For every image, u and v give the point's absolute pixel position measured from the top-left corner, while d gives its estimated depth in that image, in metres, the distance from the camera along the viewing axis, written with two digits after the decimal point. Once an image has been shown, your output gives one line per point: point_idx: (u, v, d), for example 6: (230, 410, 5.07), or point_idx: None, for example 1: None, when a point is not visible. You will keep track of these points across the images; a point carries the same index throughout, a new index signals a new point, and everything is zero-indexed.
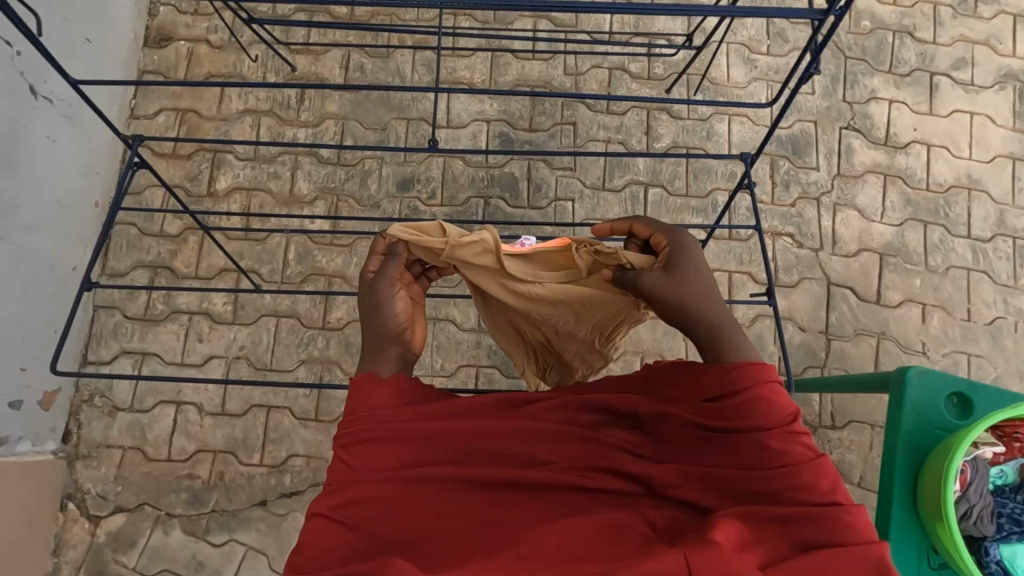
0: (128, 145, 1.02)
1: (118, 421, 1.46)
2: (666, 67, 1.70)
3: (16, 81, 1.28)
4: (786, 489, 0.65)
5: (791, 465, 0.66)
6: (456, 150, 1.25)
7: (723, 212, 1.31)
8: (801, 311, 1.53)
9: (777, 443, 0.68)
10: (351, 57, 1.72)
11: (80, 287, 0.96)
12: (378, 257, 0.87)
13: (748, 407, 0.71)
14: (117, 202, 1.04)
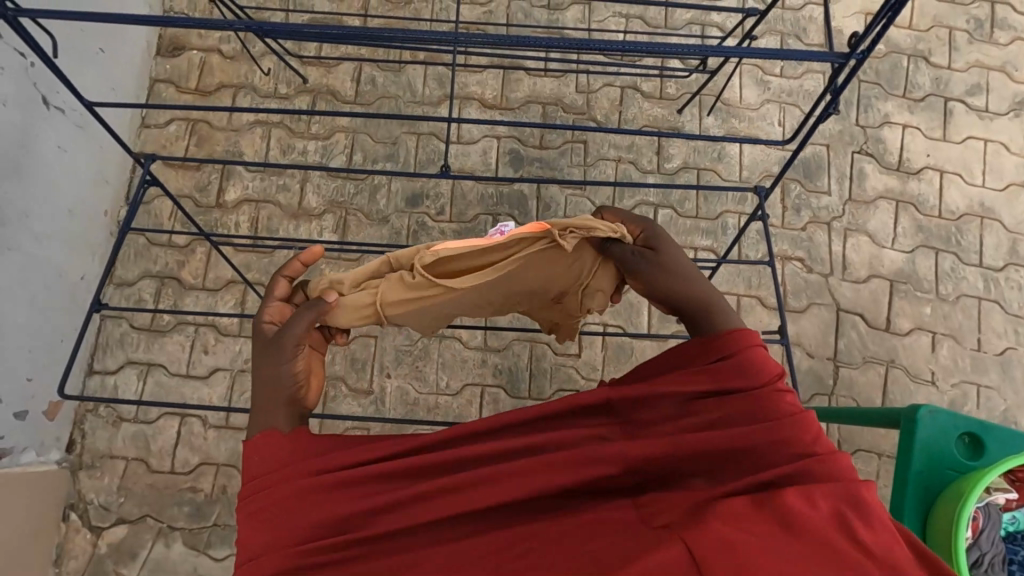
0: (140, 164, 1.02)
1: (123, 431, 1.46)
2: (679, 87, 1.70)
3: (29, 92, 1.29)
4: (769, 442, 0.71)
5: (771, 421, 0.72)
6: (470, 174, 1.25)
7: (734, 240, 1.30)
8: (809, 337, 1.52)
9: (754, 403, 0.73)
10: (362, 70, 1.72)
11: (90, 306, 0.96)
12: (275, 304, 0.87)
13: (724, 373, 0.76)
14: (129, 221, 1.04)
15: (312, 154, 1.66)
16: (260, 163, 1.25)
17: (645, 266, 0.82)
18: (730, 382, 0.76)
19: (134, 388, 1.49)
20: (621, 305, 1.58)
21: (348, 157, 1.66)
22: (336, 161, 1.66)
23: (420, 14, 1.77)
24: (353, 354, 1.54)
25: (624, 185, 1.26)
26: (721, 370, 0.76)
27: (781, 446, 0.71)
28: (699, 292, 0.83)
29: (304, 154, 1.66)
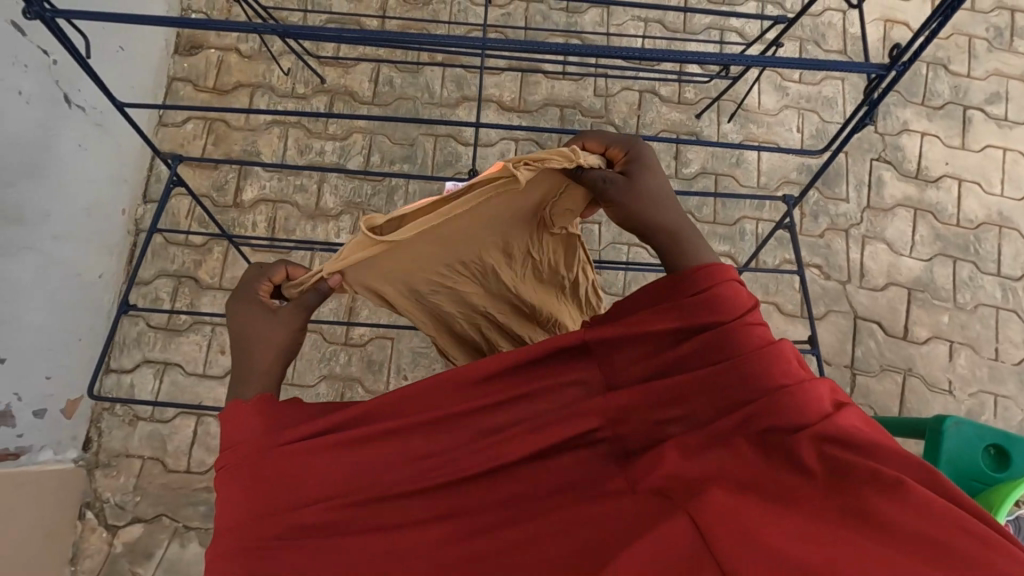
0: (168, 165, 1.02)
1: (139, 431, 1.46)
2: (697, 92, 1.69)
3: (50, 90, 1.29)
4: (754, 378, 0.67)
5: (750, 354, 0.68)
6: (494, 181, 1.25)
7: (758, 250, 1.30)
8: (827, 344, 1.52)
9: (733, 336, 0.70)
10: (380, 70, 1.71)
11: (120, 309, 0.96)
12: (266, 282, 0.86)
13: (700, 306, 0.72)
14: (154, 223, 1.04)
15: (329, 154, 1.66)
16: (283, 166, 1.25)
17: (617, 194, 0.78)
18: (710, 316, 0.71)
19: (150, 387, 1.49)
20: None
21: (366, 159, 1.66)
22: (354, 162, 1.66)
23: (439, 16, 1.77)
24: (369, 355, 1.54)
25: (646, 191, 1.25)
26: (694, 306, 0.72)
27: (771, 377, 0.67)
28: (666, 219, 0.80)
29: (321, 154, 1.66)
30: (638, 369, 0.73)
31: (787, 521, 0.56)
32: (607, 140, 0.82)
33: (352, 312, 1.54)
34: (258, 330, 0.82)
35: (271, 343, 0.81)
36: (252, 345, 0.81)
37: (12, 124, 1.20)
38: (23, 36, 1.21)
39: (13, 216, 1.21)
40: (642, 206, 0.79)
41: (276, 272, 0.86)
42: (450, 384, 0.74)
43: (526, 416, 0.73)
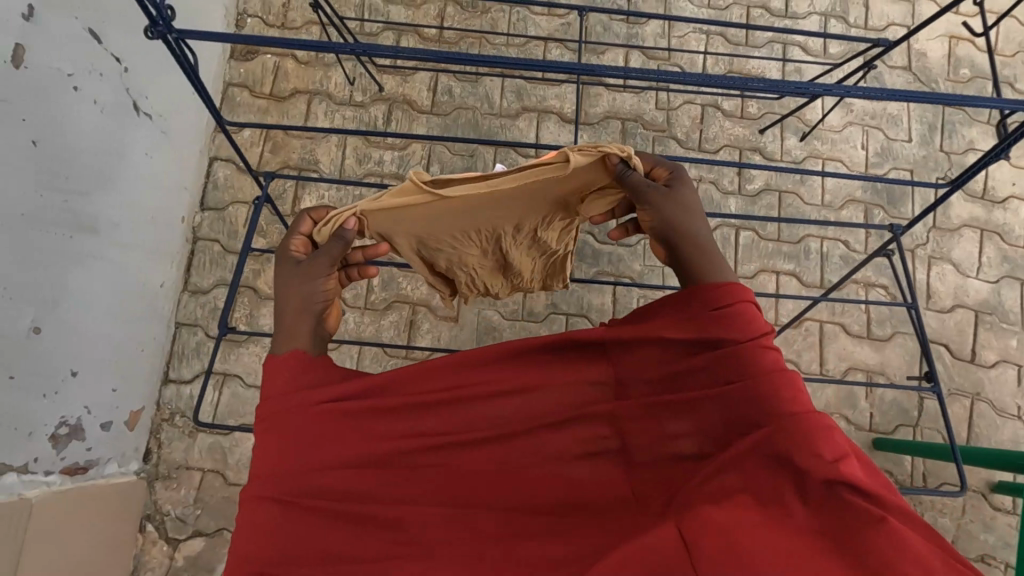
0: (260, 183, 1.00)
1: (199, 442, 1.45)
2: (760, 107, 1.67)
3: (121, 98, 1.27)
4: (766, 398, 0.70)
5: (766, 375, 0.71)
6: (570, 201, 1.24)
7: (843, 278, 1.27)
8: (893, 367, 1.51)
9: (749, 354, 0.73)
10: (439, 79, 1.69)
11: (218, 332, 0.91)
12: (300, 238, 0.89)
13: (725, 318, 0.75)
14: (246, 242, 1.02)
15: (388, 164, 1.64)
16: (361, 185, 1.24)
17: (653, 196, 0.81)
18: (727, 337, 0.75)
19: (209, 399, 1.47)
20: None
21: (425, 169, 1.64)
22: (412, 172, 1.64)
23: (498, 25, 1.74)
24: None
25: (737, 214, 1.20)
26: (711, 319, 0.76)
27: (786, 398, 0.70)
28: (700, 234, 0.83)
29: (380, 164, 1.64)
30: (644, 378, 0.82)
31: (770, 535, 0.62)
32: (654, 159, 0.86)
33: (413, 326, 1.52)
34: (287, 287, 0.87)
35: (296, 303, 0.86)
36: (285, 307, 0.86)
37: (89, 133, 1.18)
38: (99, 44, 1.19)
39: (86, 227, 1.19)
40: (676, 215, 0.83)
41: (303, 225, 0.89)
42: (482, 372, 0.84)
43: (539, 412, 0.84)
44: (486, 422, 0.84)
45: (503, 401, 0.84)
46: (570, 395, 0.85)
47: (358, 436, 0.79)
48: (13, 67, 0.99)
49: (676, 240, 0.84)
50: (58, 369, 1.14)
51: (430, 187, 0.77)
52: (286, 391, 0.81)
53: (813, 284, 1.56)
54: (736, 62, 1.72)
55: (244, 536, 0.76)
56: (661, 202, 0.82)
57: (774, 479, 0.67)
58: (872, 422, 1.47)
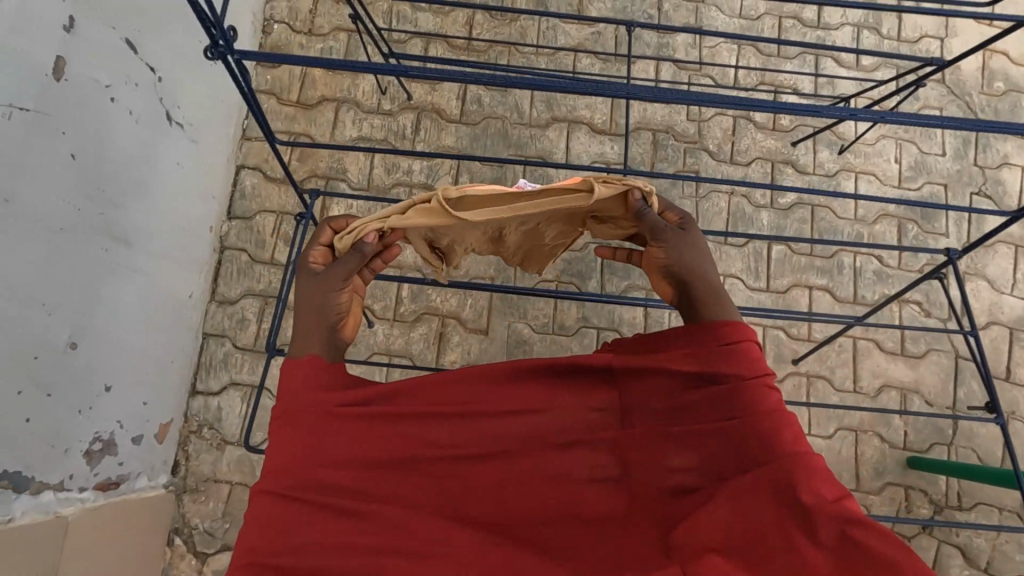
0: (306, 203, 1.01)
1: (228, 455, 1.43)
2: (793, 119, 1.65)
3: (155, 107, 1.24)
4: (771, 433, 0.73)
5: (769, 411, 0.75)
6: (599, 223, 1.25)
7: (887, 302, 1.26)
8: (928, 385, 1.49)
9: (752, 390, 0.76)
10: (468, 88, 1.67)
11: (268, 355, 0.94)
12: (320, 248, 0.89)
13: (732, 354, 0.78)
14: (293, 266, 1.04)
15: (417, 174, 1.62)
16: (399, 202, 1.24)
17: (665, 234, 0.85)
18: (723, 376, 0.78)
19: (237, 411, 1.46)
20: None
21: (454, 179, 1.62)
22: (441, 182, 1.62)
23: (527, 33, 1.71)
24: None
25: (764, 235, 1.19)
26: (720, 355, 0.78)
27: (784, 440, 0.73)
28: (711, 275, 0.86)
29: (408, 173, 1.62)
30: (652, 407, 0.83)
31: None
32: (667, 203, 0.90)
33: (443, 338, 1.51)
34: (308, 297, 0.87)
35: (313, 315, 0.86)
36: (304, 319, 0.86)
37: (124, 145, 1.15)
38: (135, 54, 1.17)
39: (120, 239, 1.17)
40: (687, 258, 0.86)
41: (324, 236, 0.89)
42: (499, 387, 0.84)
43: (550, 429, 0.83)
44: (497, 437, 0.82)
45: (516, 419, 0.83)
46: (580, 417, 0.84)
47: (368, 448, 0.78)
48: (54, 79, 0.97)
49: (685, 280, 0.86)
50: (92, 384, 1.12)
51: (452, 207, 0.80)
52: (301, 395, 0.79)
53: (847, 299, 1.54)
54: (768, 72, 1.70)
55: (246, 530, 0.74)
56: (674, 243, 0.86)
57: (774, 511, 0.69)
58: (906, 440, 1.46)
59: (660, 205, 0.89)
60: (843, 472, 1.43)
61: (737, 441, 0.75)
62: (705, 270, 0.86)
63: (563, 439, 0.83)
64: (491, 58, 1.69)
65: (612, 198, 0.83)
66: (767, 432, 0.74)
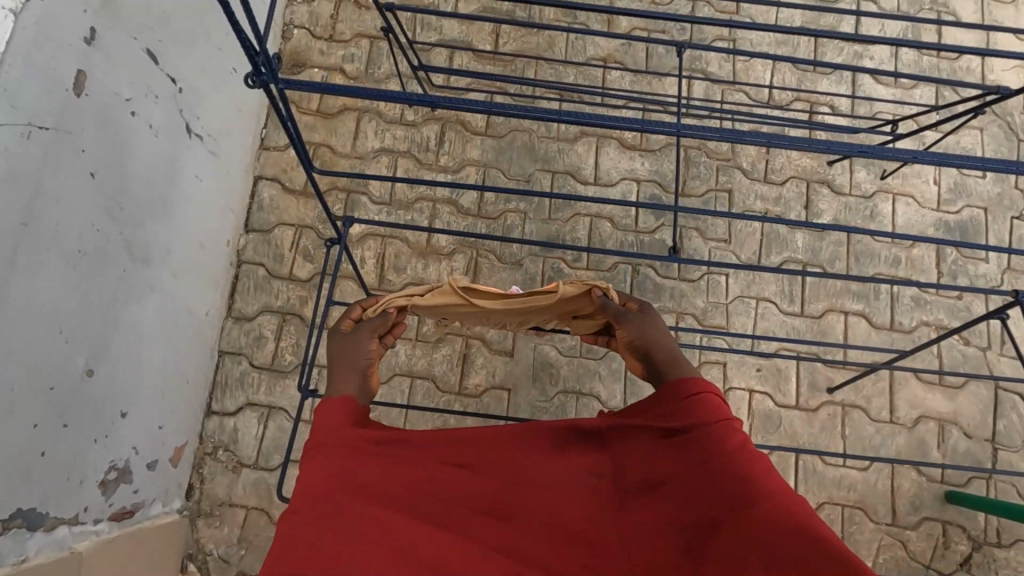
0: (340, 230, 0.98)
1: (244, 478, 1.39)
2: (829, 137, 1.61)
3: (175, 119, 1.19)
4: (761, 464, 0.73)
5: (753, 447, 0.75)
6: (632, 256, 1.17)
7: (935, 343, 1.21)
8: (967, 416, 1.44)
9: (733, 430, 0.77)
10: (494, 100, 1.62)
11: (303, 394, 0.96)
12: (349, 320, 0.91)
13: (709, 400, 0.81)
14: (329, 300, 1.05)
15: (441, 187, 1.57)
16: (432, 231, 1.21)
17: (630, 322, 0.90)
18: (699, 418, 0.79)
19: (253, 432, 1.41)
20: (768, 371, 1.46)
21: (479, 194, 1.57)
22: (466, 197, 1.56)
23: (555, 43, 1.66)
24: (483, 407, 1.45)
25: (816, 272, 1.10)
26: (686, 408, 0.81)
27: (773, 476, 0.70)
28: (675, 350, 0.88)
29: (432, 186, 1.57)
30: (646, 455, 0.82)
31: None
32: (629, 295, 0.94)
33: (467, 360, 1.46)
34: (338, 349, 0.88)
35: (347, 362, 0.87)
36: (338, 367, 0.87)
37: (144, 160, 1.10)
38: (156, 65, 1.11)
39: (138, 258, 1.11)
40: (653, 336, 0.89)
41: (354, 311, 0.91)
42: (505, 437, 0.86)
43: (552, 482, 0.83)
44: (500, 483, 0.82)
45: (516, 470, 0.84)
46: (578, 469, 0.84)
47: (372, 477, 0.77)
48: (74, 95, 0.92)
49: (653, 354, 0.88)
50: (108, 411, 1.07)
51: (466, 295, 0.89)
52: (320, 423, 0.80)
53: (884, 325, 1.50)
54: (805, 87, 1.64)
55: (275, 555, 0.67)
56: (635, 323, 0.89)
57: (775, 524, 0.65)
58: (944, 474, 1.41)
59: (623, 295, 0.94)
60: (879, 506, 1.39)
61: (726, 475, 0.72)
62: (673, 350, 0.88)
63: (564, 490, 0.82)
64: (518, 68, 1.64)
65: (578, 297, 0.91)
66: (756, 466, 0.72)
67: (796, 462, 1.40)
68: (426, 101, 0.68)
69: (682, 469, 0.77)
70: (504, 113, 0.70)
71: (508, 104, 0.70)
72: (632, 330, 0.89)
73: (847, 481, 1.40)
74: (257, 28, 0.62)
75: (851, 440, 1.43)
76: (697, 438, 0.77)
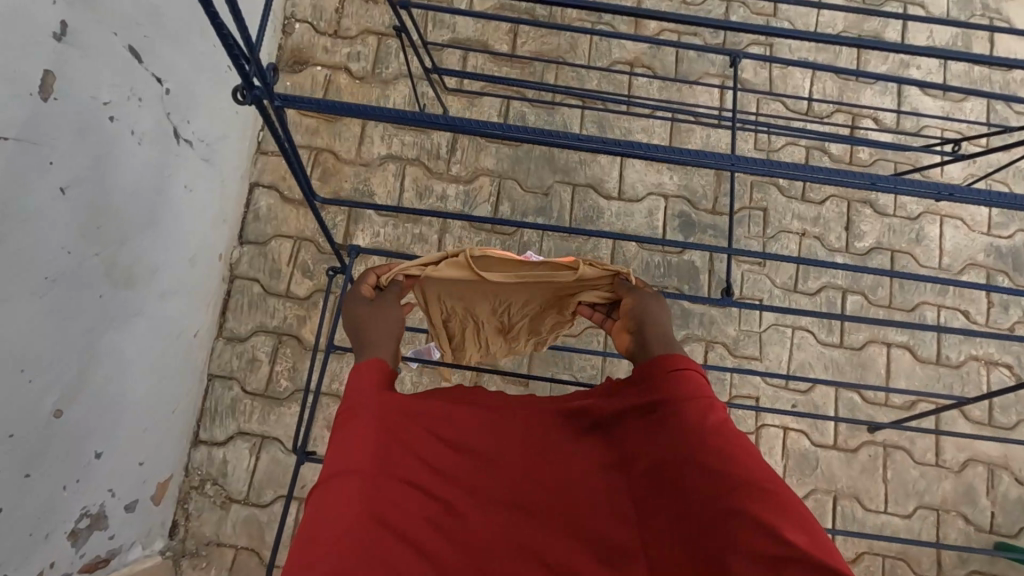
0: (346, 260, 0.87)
1: (233, 515, 1.27)
2: (871, 152, 1.49)
3: (162, 124, 1.06)
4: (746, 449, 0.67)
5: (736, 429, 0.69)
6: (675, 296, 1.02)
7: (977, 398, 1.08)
8: (1018, 460, 1.33)
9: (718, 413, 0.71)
10: (511, 105, 1.50)
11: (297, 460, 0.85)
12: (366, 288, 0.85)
13: (692, 382, 0.74)
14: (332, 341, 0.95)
15: (452, 199, 1.45)
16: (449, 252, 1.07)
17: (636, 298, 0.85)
18: (676, 400, 0.72)
19: (244, 465, 1.30)
20: (804, 407, 1.35)
21: (493, 208, 1.45)
22: (479, 211, 1.44)
23: (578, 45, 1.53)
24: None
25: (890, 324, 0.96)
26: (669, 384, 0.74)
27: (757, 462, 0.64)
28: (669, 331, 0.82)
29: (442, 198, 1.45)
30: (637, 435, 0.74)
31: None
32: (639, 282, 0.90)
33: (478, 388, 1.34)
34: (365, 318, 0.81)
35: (379, 331, 0.80)
36: (368, 338, 0.80)
37: (129, 171, 0.98)
38: (140, 64, 0.98)
39: (121, 281, 0.99)
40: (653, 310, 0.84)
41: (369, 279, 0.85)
42: (514, 418, 0.80)
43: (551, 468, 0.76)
44: (504, 462, 0.75)
45: (522, 449, 0.76)
46: (582, 448, 0.76)
47: (380, 441, 0.70)
48: (41, 99, 0.79)
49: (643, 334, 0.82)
50: (80, 454, 0.95)
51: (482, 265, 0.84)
52: (350, 393, 0.74)
53: (930, 358, 1.38)
54: (846, 98, 1.52)
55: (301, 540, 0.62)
56: (645, 296, 0.85)
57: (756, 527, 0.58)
58: (993, 523, 1.30)
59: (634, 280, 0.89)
60: (923, 557, 1.28)
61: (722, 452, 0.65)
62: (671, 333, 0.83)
63: (567, 471, 0.74)
64: (538, 71, 1.51)
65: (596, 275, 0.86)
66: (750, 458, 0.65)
67: (833, 508, 1.29)
68: (436, 122, 0.56)
69: (672, 444, 0.69)
70: (522, 139, 0.58)
71: (526, 127, 0.58)
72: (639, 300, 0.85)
73: (889, 529, 1.29)
74: (250, 33, 0.50)
75: (894, 485, 1.31)
76: (674, 414, 0.70)
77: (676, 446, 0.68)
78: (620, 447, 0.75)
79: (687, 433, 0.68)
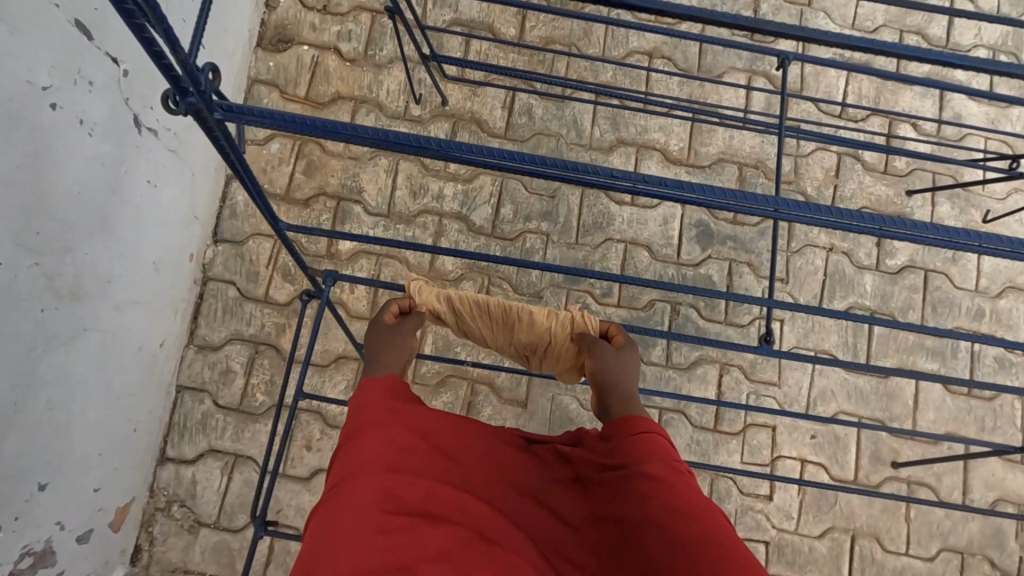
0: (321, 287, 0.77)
1: (202, 541, 1.17)
2: (907, 160, 1.37)
3: (116, 111, 0.92)
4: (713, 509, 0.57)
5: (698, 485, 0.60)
6: (708, 342, 0.89)
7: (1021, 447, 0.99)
8: None
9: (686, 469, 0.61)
10: (517, 97, 1.36)
11: (259, 521, 0.77)
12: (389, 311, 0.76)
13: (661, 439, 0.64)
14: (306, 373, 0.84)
15: (449, 200, 1.32)
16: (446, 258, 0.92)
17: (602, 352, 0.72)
18: (652, 453, 0.61)
19: (216, 486, 1.19)
20: (824, 438, 1.25)
21: (494, 210, 1.32)
22: (479, 213, 1.32)
23: (592, 31, 1.39)
24: None
25: (932, 378, 0.86)
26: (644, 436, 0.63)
27: (719, 520, 0.55)
28: (632, 394, 0.70)
29: (439, 198, 1.32)
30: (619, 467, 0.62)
31: None
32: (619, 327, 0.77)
33: (471, 408, 1.22)
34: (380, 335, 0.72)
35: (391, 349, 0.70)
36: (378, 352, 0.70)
37: (75, 167, 0.84)
38: (89, 41, 0.85)
39: (66, 293, 0.86)
40: (617, 381, 0.70)
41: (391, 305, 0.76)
42: (495, 439, 0.68)
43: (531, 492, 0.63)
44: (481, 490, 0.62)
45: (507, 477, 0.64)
46: (569, 488, 0.64)
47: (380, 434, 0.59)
48: None
49: (608, 400, 0.69)
50: (20, 490, 0.84)
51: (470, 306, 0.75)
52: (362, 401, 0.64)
53: (961, 389, 1.28)
54: (883, 103, 1.39)
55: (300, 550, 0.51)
56: (608, 359, 0.71)
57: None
58: (1021, 568, 1.22)
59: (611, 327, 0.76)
60: None
61: (697, 502, 0.56)
62: (632, 389, 0.70)
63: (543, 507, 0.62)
64: (547, 60, 1.37)
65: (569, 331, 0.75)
66: (713, 514, 0.55)
67: (850, 548, 1.20)
68: (429, 148, 0.45)
69: (653, 500, 0.56)
70: (546, 173, 0.47)
71: (551, 158, 0.47)
72: (599, 363, 0.71)
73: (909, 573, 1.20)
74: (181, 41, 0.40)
75: (917, 525, 1.22)
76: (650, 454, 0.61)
77: (655, 506, 0.56)
78: (601, 482, 0.62)
79: (667, 503, 0.56)
